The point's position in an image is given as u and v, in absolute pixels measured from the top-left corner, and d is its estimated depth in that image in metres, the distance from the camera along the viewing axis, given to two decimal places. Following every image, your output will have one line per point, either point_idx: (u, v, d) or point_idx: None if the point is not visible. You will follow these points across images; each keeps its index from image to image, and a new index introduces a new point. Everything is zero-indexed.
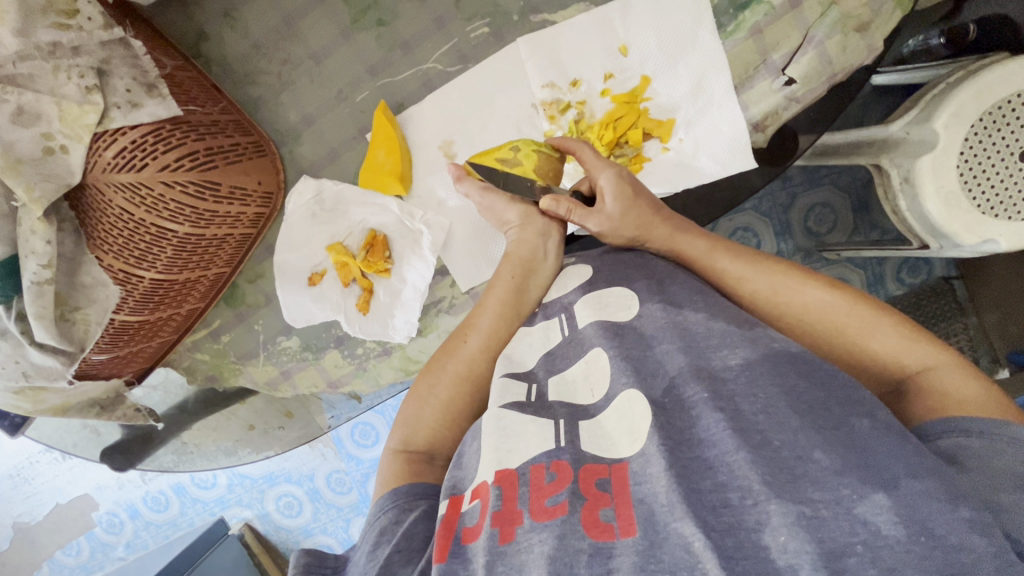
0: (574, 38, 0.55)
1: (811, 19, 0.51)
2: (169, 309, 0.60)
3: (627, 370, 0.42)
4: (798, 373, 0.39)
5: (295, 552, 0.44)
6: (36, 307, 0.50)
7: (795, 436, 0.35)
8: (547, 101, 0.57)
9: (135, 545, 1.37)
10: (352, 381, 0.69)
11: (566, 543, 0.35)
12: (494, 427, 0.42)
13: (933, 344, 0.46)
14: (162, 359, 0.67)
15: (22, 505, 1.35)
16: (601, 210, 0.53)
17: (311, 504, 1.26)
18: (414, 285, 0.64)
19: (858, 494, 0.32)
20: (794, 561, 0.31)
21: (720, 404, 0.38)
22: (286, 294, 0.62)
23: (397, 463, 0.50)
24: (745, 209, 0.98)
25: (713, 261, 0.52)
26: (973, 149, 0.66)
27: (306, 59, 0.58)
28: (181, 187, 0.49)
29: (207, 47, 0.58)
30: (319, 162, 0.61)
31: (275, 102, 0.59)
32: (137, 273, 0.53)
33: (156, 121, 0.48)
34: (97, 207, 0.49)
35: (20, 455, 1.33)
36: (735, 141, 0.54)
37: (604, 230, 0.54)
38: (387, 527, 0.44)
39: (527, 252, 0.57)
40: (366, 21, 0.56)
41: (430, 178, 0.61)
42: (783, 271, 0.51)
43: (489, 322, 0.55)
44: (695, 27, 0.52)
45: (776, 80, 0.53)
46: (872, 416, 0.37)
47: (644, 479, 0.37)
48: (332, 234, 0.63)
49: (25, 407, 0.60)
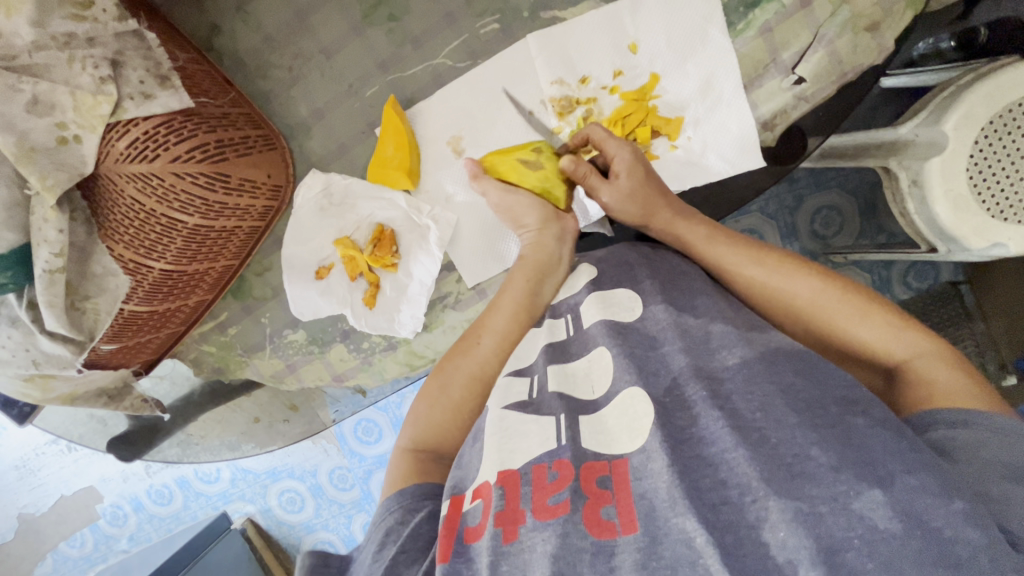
0: (584, 35, 0.55)
1: (822, 18, 0.50)
2: (178, 301, 0.61)
3: (630, 367, 0.43)
4: (796, 372, 0.39)
5: (300, 553, 0.45)
6: (46, 295, 0.51)
7: (792, 434, 0.35)
8: (556, 98, 0.57)
9: (139, 538, 1.38)
10: (357, 375, 0.69)
11: (568, 541, 0.35)
12: (497, 427, 0.43)
13: (925, 335, 0.45)
14: (169, 351, 0.68)
15: (28, 495, 1.37)
16: (614, 183, 0.53)
17: (313, 499, 1.26)
18: (420, 281, 0.64)
19: (855, 490, 0.32)
20: (793, 557, 0.31)
21: (720, 403, 0.38)
22: (293, 288, 0.63)
23: (406, 463, 0.50)
24: (751, 210, 0.99)
25: (709, 249, 0.52)
26: (982, 154, 0.66)
27: (317, 53, 0.59)
28: (191, 178, 0.50)
29: (219, 41, 0.59)
30: (327, 156, 0.61)
31: (285, 96, 0.60)
32: (147, 263, 0.54)
33: (169, 112, 0.49)
34: (110, 197, 0.50)
35: (26, 446, 1.34)
36: (744, 140, 0.54)
37: (613, 203, 0.54)
38: (393, 528, 0.44)
39: (543, 256, 0.57)
40: (377, 16, 0.57)
41: (438, 173, 0.61)
42: (778, 260, 0.51)
43: (502, 323, 0.55)
44: (705, 25, 0.53)
45: (785, 79, 0.53)
46: (867, 415, 0.36)
47: (645, 474, 0.37)
48: (338, 228, 0.63)
49: (33, 395, 0.61)
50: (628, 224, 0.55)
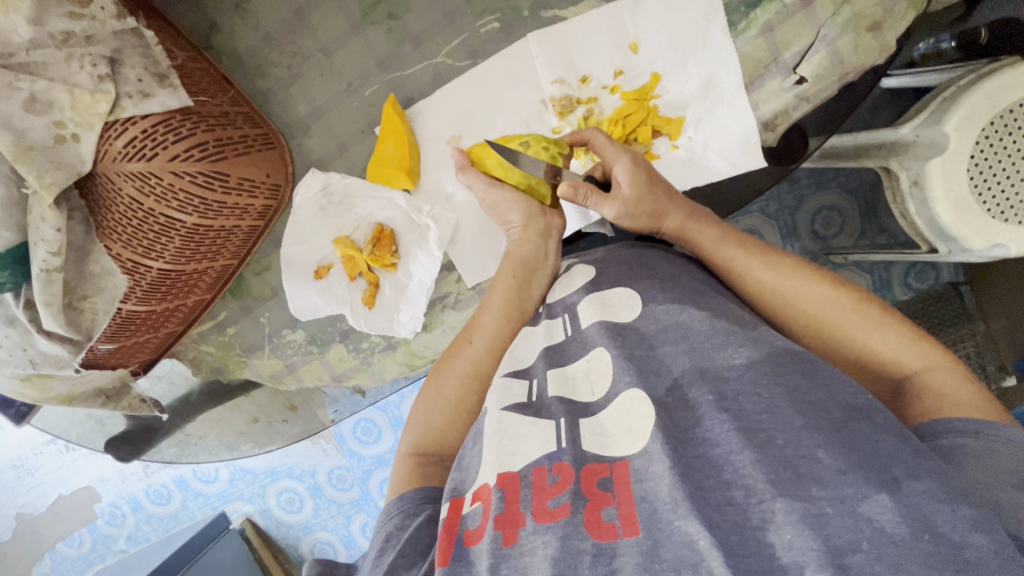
0: (585, 35, 0.55)
1: (823, 18, 0.50)
2: (176, 300, 0.60)
3: (630, 369, 0.43)
4: (801, 373, 0.39)
5: (307, 562, 0.44)
6: (44, 295, 0.50)
7: (798, 436, 0.35)
8: (557, 97, 0.57)
9: (137, 538, 1.38)
10: (356, 375, 0.69)
11: (569, 543, 0.35)
12: (497, 429, 0.43)
13: (935, 347, 0.46)
14: (167, 351, 0.68)
15: (26, 495, 1.36)
16: (616, 194, 0.52)
17: (312, 500, 1.26)
18: (420, 281, 0.63)
19: (862, 494, 0.32)
20: (799, 559, 0.30)
21: (724, 405, 0.38)
22: (292, 287, 0.62)
23: (407, 467, 0.50)
24: (752, 211, 0.98)
25: (721, 250, 0.52)
26: (983, 154, 0.66)
27: (316, 52, 0.58)
28: (190, 177, 0.49)
29: (218, 39, 0.59)
30: (326, 156, 0.61)
31: (284, 95, 0.60)
32: (145, 263, 0.54)
33: (167, 111, 0.48)
34: (108, 195, 0.50)
35: (23, 446, 1.34)
36: (745, 140, 0.53)
37: (620, 215, 0.53)
38: (392, 533, 0.44)
39: (529, 252, 0.57)
40: (377, 15, 0.56)
41: (438, 172, 0.61)
42: (790, 265, 0.50)
43: (492, 321, 0.56)
44: (706, 25, 0.52)
45: (786, 79, 0.52)
46: (871, 420, 0.36)
47: (647, 477, 0.36)
48: (338, 227, 0.63)
49: (31, 395, 0.60)
50: (640, 229, 0.55)
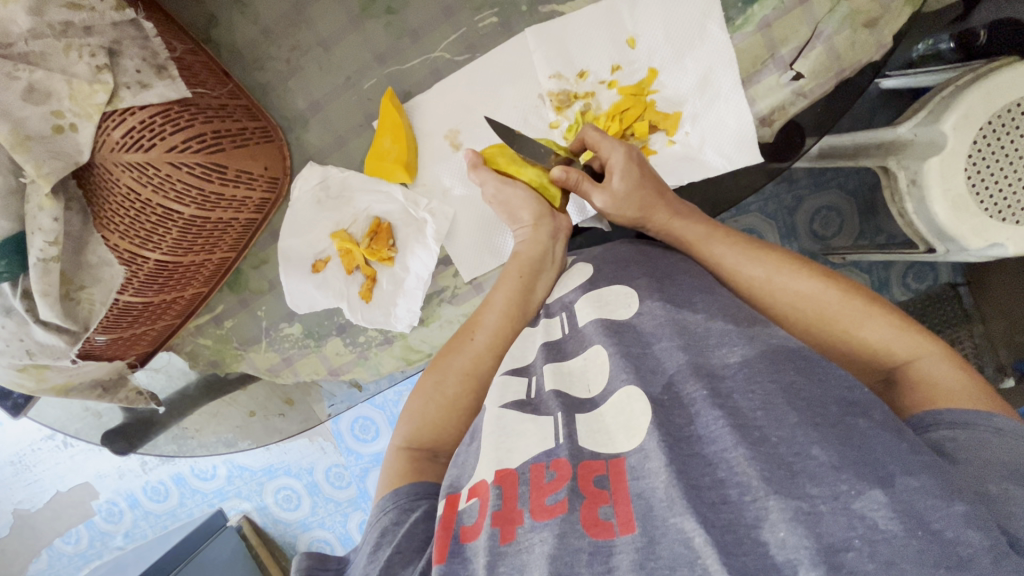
0: (582, 29, 0.55)
1: (820, 14, 0.50)
2: (174, 292, 0.60)
3: (627, 367, 0.43)
4: (797, 370, 0.38)
5: (296, 556, 0.44)
6: (41, 285, 0.51)
7: (793, 432, 0.35)
8: (554, 92, 0.57)
9: (135, 534, 1.38)
10: (352, 369, 0.69)
11: (565, 541, 0.35)
12: (494, 427, 0.43)
13: (925, 334, 0.46)
14: (164, 343, 0.68)
15: (23, 491, 1.36)
16: (608, 185, 0.53)
17: (310, 497, 1.26)
18: (417, 275, 0.63)
19: (856, 490, 0.32)
20: (793, 557, 0.30)
21: (719, 402, 0.38)
22: (290, 281, 0.63)
23: (400, 461, 0.50)
24: (751, 210, 0.99)
25: (710, 247, 0.52)
26: (981, 153, 0.65)
27: (314, 46, 0.59)
28: (187, 169, 0.50)
29: (217, 32, 0.59)
30: (324, 150, 0.61)
31: (283, 89, 0.60)
32: (143, 254, 0.54)
33: (166, 102, 0.48)
34: (106, 185, 0.50)
35: (21, 442, 1.34)
36: (741, 135, 0.53)
37: (608, 207, 0.54)
38: (388, 528, 0.44)
39: (538, 252, 0.57)
40: (376, 9, 0.57)
41: (436, 166, 0.61)
42: (778, 260, 0.50)
43: (494, 320, 0.55)
44: (703, 21, 0.52)
45: (784, 74, 0.52)
46: (867, 415, 0.36)
47: (643, 474, 0.36)
48: (337, 221, 0.63)
49: (28, 386, 0.61)
50: (626, 225, 0.56)
